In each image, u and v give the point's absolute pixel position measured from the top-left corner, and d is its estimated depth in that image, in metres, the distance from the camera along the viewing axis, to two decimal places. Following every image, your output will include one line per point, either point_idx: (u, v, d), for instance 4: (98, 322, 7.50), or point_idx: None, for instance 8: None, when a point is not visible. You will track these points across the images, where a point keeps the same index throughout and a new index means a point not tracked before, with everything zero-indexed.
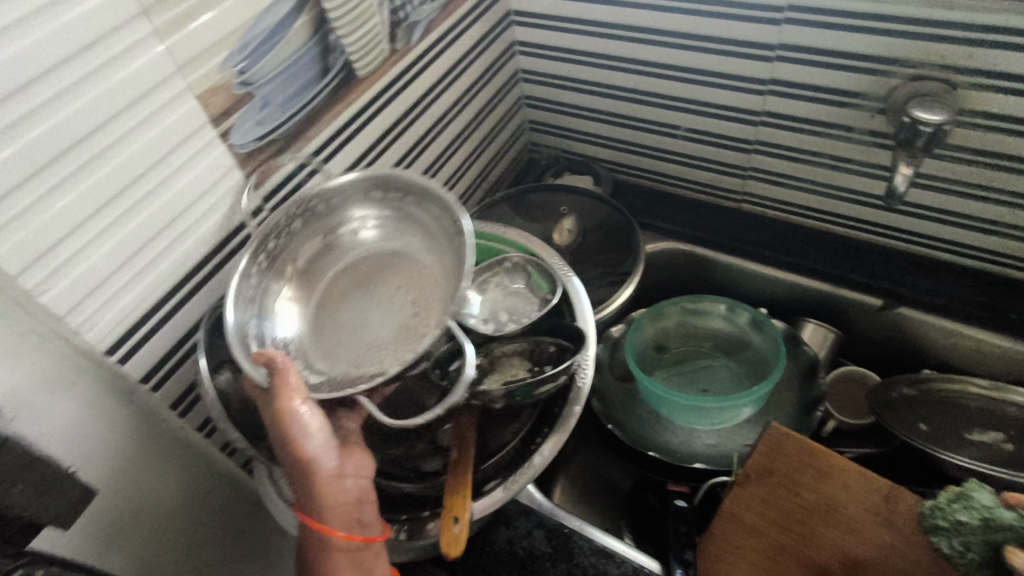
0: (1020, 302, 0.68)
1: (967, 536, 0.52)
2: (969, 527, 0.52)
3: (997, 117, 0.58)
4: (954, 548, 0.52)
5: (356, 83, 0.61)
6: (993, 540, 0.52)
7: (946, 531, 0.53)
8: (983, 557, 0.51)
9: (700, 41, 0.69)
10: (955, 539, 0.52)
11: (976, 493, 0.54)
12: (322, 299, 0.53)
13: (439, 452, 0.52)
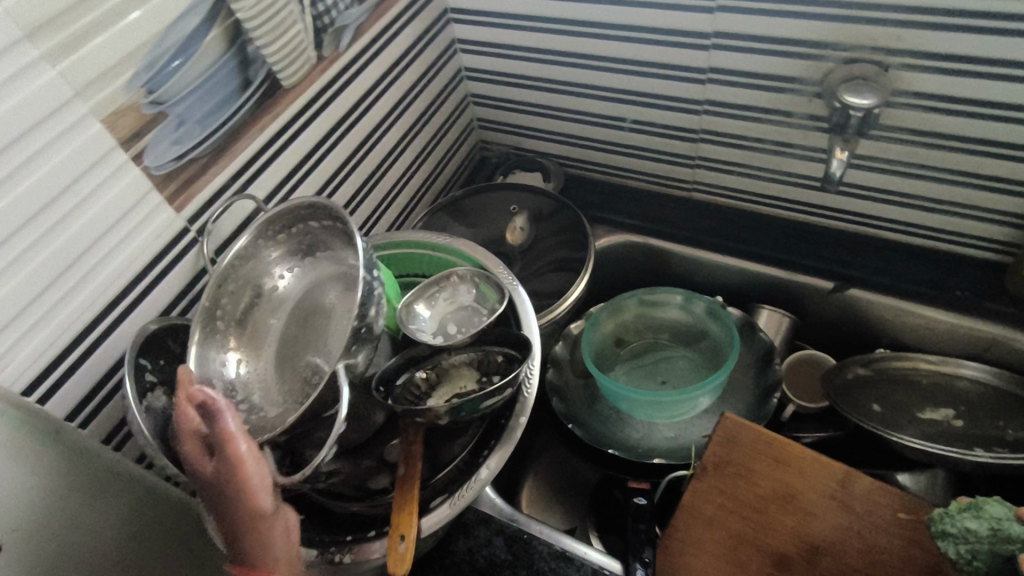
0: (966, 277, 0.69)
1: (975, 543, 0.45)
2: (978, 536, 0.44)
3: (929, 97, 0.58)
4: (961, 555, 0.45)
5: (283, 94, 0.59)
6: (1004, 552, 0.43)
7: (953, 538, 0.46)
8: (993, 567, 0.44)
9: (636, 32, 0.68)
10: (963, 546, 0.45)
11: (991, 503, 0.45)
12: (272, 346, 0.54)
13: (388, 469, 0.51)
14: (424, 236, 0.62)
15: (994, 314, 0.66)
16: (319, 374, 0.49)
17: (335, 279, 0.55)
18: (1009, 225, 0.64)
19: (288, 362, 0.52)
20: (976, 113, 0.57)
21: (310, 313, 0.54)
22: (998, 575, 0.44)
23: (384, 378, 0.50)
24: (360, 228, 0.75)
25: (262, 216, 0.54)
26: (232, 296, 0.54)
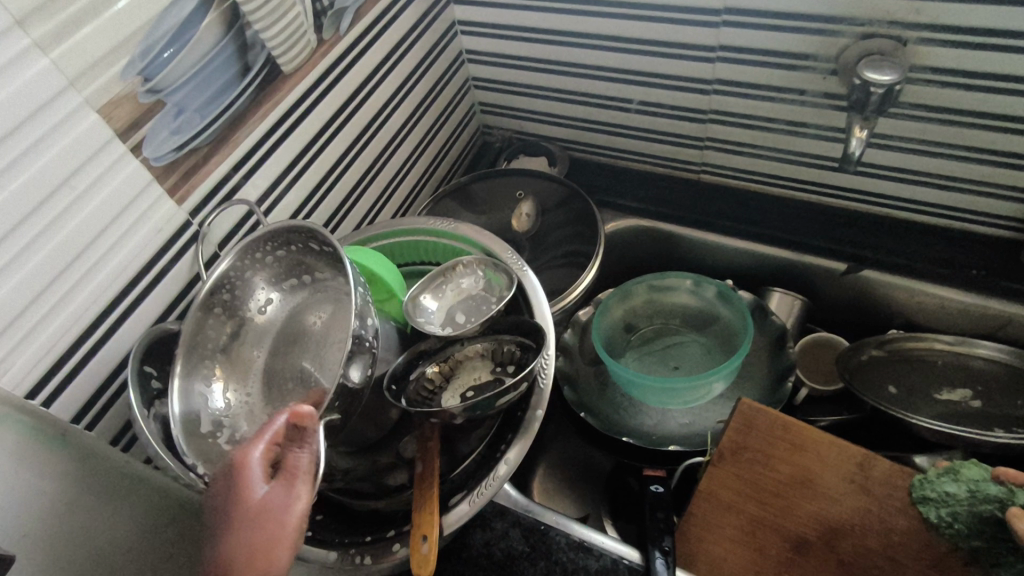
0: (981, 255, 0.68)
1: (954, 505, 0.52)
2: (957, 499, 0.52)
3: (948, 72, 0.57)
4: (939, 517, 0.53)
5: (284, 80, 0.57)
6: (983, 512, 0.51)
7: (934, 503, 0.53)
8: (971, 527, 0.51)
9: (644, 10, 0.66)
10: (943, 510, 0.53)
11: (966, 468, 0.53)
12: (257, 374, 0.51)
13: (405, 464, 0.50)
14: (431, 222, 0.59)
15: (1010, 292, 0.66)
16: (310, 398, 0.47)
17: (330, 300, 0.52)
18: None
19: (279, 386, 0.49)
20: (996, 88, 0.56)
21: (301, 337, 0.51)
22: (975, 533, 0.51)
23: (395, 377, 0.48)
24: (364, 217, 0.73)
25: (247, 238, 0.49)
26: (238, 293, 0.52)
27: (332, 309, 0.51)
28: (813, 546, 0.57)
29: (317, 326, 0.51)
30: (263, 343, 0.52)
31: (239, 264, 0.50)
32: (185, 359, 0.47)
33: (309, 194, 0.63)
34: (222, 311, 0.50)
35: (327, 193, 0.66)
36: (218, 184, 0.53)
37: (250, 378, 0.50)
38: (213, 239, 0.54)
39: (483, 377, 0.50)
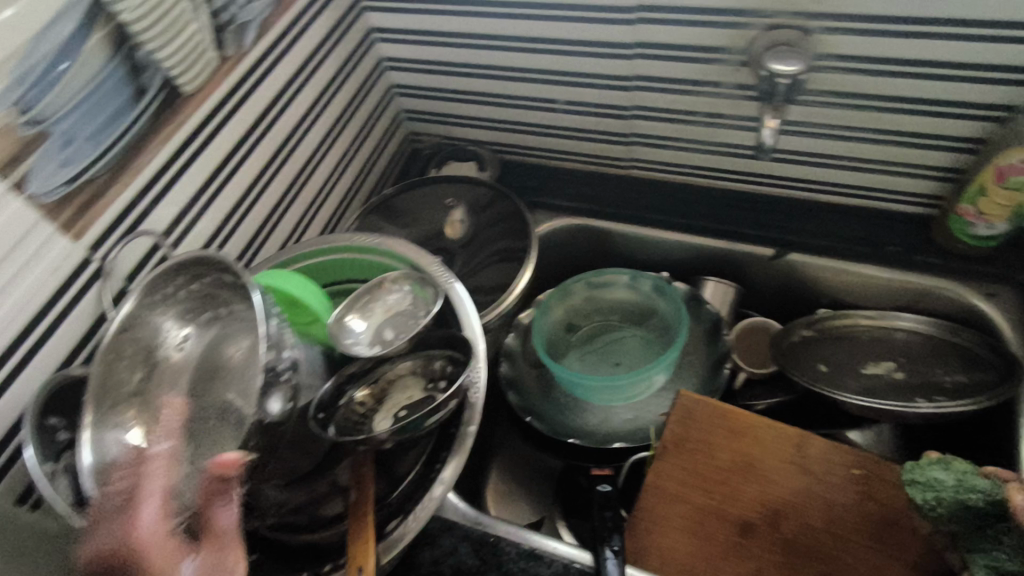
0: (896, 232, 0.71)
1: (941, 491, 0.46)
2: (944, 484, 0.46)
3: (851, 59, 0.58)
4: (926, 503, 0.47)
5: (186, 100, 0.54)
6: (969, 501, 0.46)
7: (919, 486, 0.47)
8: (952, 514, 0.46)
9: (559, 10, 0.66)
10: (928, 494, 0.47)
11: (953, 458, 0.48)
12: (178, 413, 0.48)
13: (341, 491, 0.48)
14: (355, 238, 0.57)
15: (925, 266, 0.69)
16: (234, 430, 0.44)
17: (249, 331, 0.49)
18: (932, 179, 0.66)
19: (200, 424, 0.46)
20: (895, 72, 0.58)
21: (222, 370, 0.48)
22: (953, 520, 0.46)
23: (321, 404, 0.46)
24: (289, 237, 0.70)
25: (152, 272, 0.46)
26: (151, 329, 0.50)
27: (250, 341, 0.48)
28: (758, 531, 0.57)
29: (237, 359, 0.48)
30: (181, 380, 0.49)
31: (147, 302, 0.48)
32: (96, 407, 0.44)
33: (224, 218, 0.60)
34: (130, 355, 0.47)
35: (245, 215, 0.63)
36: (120, 216, 0.50)
37: (170, 418, 0.47)
38: (119, 274, 0.51)
39: (415, 395, 0.49)
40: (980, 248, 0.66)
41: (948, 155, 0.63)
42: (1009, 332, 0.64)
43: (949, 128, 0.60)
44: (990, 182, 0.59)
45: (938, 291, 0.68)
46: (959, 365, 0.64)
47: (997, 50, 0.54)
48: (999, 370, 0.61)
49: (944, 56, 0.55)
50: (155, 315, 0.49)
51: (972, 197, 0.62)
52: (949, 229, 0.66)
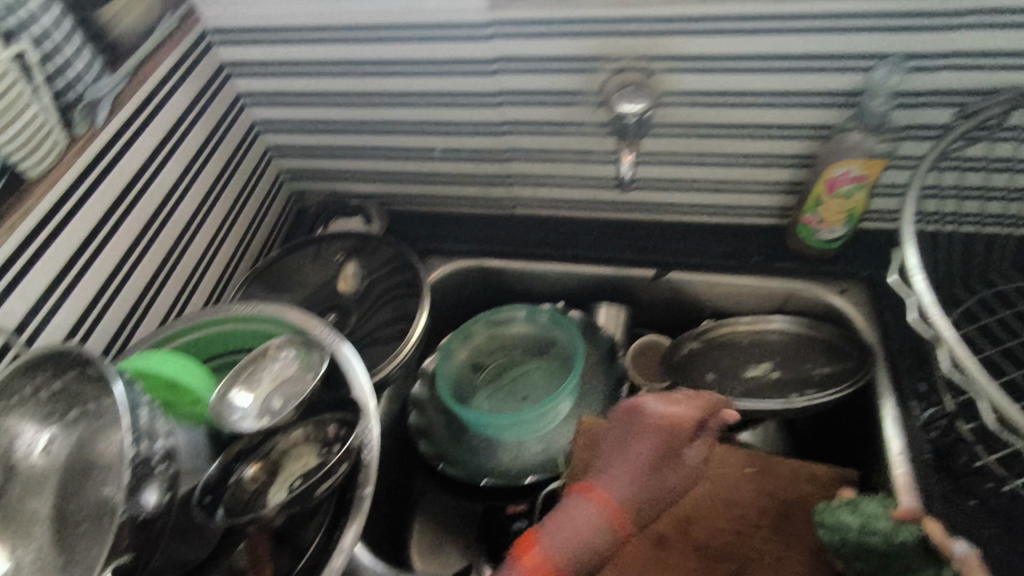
0: (757, 243, 0.78)
1: (846, 532, 0.52)
2: (849, 526, 0.52)
3: (690, 94, 0.65)
4: (836, 543, 0.52)
5: (35, 185, 0.52)
6: (868, 542, 0.50)
7: (830, 528, 0.53)
8: (859, 554, 0.51)
9: (424, 66, 0.69)
10: (837, 535, 0.52)
11: (866, 502, 0.53)
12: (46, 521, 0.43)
13: None
14: (236, 308, 0.55)
15: (785, 271, 0.75)
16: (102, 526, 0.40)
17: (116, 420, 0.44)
18: (777, 193, 0.73)
19: (71, 528, 0.42)
20: (728, 102, 0.65)
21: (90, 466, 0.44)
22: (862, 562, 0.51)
23: (206, 489, 0.44)
24: (168, 313, 0.67)
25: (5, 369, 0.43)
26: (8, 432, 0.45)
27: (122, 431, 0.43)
28: (671, 540, 0.60)
29: (110, 454, 0.43)
30: (45, 490, 0.44)
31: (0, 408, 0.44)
32: None
33: (90, 302, 0.57)
34: None
35: (113, 296, 0.60)
36: None
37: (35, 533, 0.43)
38: None
39: (310, 463, 0.47)
40: (827, 250, 0.74)
41: (786, 171, 0.70)
42: (861, 322, 0.71)
43: (782, 147, 0.68)
44: (824, 193, 0.67)
45: (798, 293, 0.75)
46: (825, 357, 0.71)
47: (806, 78, 0.61)
48: (857, 357, 0.68)
49: (765, 86, 0.63)
50: (10, 421, 0.45)
51: (812, 207, 0.69)
52: (798, 236, 0.74)
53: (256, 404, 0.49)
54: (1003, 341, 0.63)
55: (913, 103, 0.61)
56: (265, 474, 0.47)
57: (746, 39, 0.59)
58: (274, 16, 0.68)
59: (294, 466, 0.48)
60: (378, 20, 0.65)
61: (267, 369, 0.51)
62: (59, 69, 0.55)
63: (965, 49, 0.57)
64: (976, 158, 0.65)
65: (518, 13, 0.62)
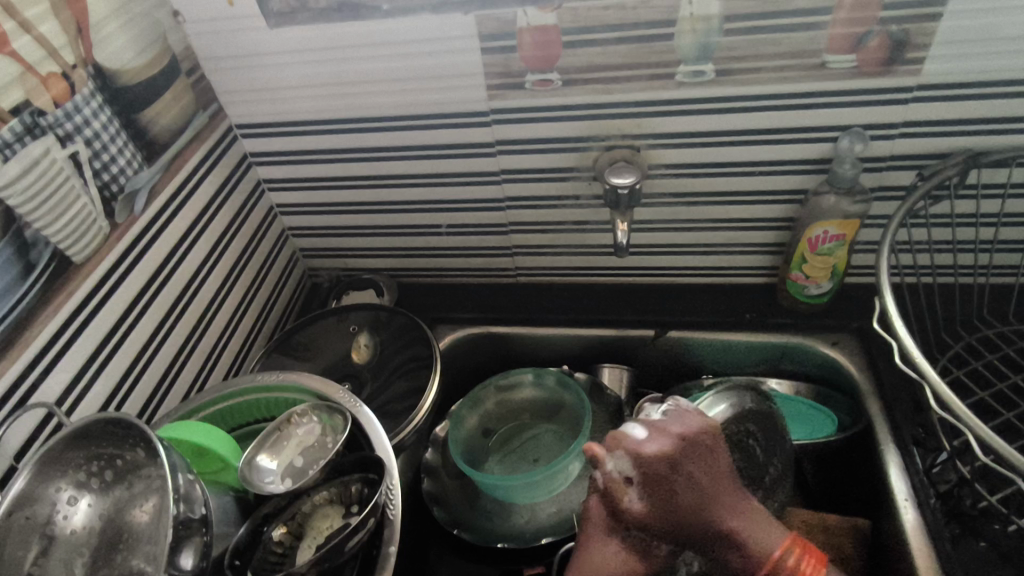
0: (750, 302, 0.82)
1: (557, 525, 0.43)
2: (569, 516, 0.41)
3: (675, 166, 0.72)
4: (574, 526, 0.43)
5: (76, 270, 0.56)
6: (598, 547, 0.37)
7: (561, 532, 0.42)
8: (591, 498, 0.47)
9: (431, 151, 0.76)
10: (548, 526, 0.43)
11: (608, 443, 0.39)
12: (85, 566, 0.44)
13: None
14: (259, 377, 0.60)
15: (778, 326, 0.79)
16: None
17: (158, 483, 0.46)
18: (764, 254, 0.79)
19: (110, 556, 0.44)
20: (710, 172, 0.71)
21: (126, 534, 0.45)
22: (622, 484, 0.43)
23: (238, 550, 0.47)
24: (193, 384, 0.70)
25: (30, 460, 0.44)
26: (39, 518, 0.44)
27: (158, 497, 0.46)
28: None
29: (144, 519, 0.45)
30: (83, 552, 0.44)
31: (41, 476, 0.45)
32: None
33: (118, 379, 0.60)
34: (20, 538, 0.43)
35: (142, 369, 0.63)
36: (11, 388, 0.50)
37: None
38: (8, 451, 0.49)
39: (335, 523, 0.50)
40: (816, 305, 0.78)
41: (770, 232, 0.76)
42: (855, 372, 0.74)
43: (764, 211, 0.74)
44: (807, 252, 0.73)
45: (795, 346, 0.78)
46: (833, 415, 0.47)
47: (780, 148, 0.68)
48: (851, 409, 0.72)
49: (744, 157, 0.69)
50: (46, 489, 0.45)
51: (798, 265, 0.74)
52: (788, 293, 0.78)
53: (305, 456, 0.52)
54: (991, 383, 0.67)
55: (876, 167, 0.68)
56: (310, 525, 0.50)
57: (723, 117, 0.66)
58: (293, 112, 0.75)
59: (327, 515, 0.51)
60: (389, 112, 0.73)
61: (307, 421, 0.55)
62: (103, 164, 0.58)
63: (919, 119, 0.63)
64: (944, 215, 0.70)
65: (516, 101, 0.69)
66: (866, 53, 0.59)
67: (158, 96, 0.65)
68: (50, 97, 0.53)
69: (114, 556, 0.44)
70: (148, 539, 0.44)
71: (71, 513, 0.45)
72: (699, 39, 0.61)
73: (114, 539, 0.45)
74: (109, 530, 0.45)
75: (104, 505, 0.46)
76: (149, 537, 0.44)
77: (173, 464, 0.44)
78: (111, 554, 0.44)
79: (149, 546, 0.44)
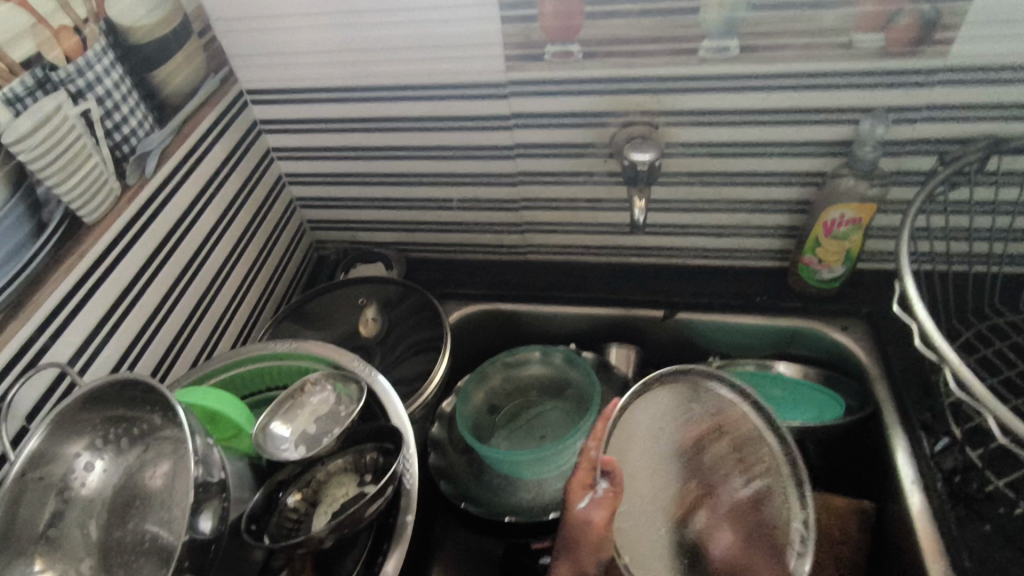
0: (760, 285, 0.82)
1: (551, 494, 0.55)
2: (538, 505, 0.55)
3: (693, 145, 0.71)
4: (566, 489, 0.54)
5: (87, 231, 0.54)
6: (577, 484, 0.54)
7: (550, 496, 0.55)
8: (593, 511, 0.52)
9: (446, 122, 0.74)
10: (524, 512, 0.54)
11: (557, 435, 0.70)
12: (100, 527, 0.44)
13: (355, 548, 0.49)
14: (272, 346, 0.59)
15: (788, 309, 0.79)
16: (162, 543, 0.42)
17: (173, 448, 0.46)
18: (777, 236, 0.79)
19: (123, 519, 0.44)
20: (728, 152, 0.71)
21: (140, 496, 0.45)
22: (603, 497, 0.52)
23: (253, 516, 0.47)
24: (200, 353, 0.70)
25: (45, 420, 0.43)
26: (53, 480, 0.44)
27: (174, 461, 0.45)
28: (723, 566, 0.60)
29: (157, 483, 0.45)
30: (95, 515, 0.44)
31: (54, 437, 0.44)
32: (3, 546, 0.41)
33: (128, 344, 0.59)
34: (34, 498, 0.43)
35: (151, 335, 0.62)
36: (21, 349, 0.49)
37: (84, 557, 0.43)
38: (19, 412, 0.49)
39: (351, 490, 0.50)
40: (827, 289, 0.78)
41: (785, 215, 0.76)
42: (865, 357, 0.74)
43: (779, 193, 0.74)
44: (821, 235, 0.72)
45: (805, 329, 0.78)
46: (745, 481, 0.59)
47: (801, 129, 0.67)
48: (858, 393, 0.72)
49: (764, 137, 0.68)
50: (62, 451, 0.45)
51: (812, 248, 0.74)
52: (800, 277, 0.78)
53: (319, 424, 0.52)
54: (1001, 370, 0.67)
55: (896, 151, 0.67)
56: (326, 493, 0.50)
57: (745, 95, 0.65)
58: (306, 78, 0.74)
59: (342, 483, 0.50)
60: (404, 81, 0.71)
61: (321, 391, 0.55)
62: (115, 124, 0.57)
63: (944, 103, 0.62)
64: (960, 201, 0.70)
65: (535, 73, 0.67)
66: (895, 32, 0.59)
67: (169, 57, 0.64)
68: (62, 52, 0.52)
69: (128, 518, 0.44)
70: (163, 503, 0.44)
71: (86, 475, 0.45)
72: (725, 14, 0.60)
73: (130, 501, 0.45)
74: (123, 493, 0.45)
75: (119, 467, 0.46)
76: (164, 500, 0.44)
77: (193, 427, 0.44)
78: (124, 517, 0.44)
79: (164, 510, 0.43)
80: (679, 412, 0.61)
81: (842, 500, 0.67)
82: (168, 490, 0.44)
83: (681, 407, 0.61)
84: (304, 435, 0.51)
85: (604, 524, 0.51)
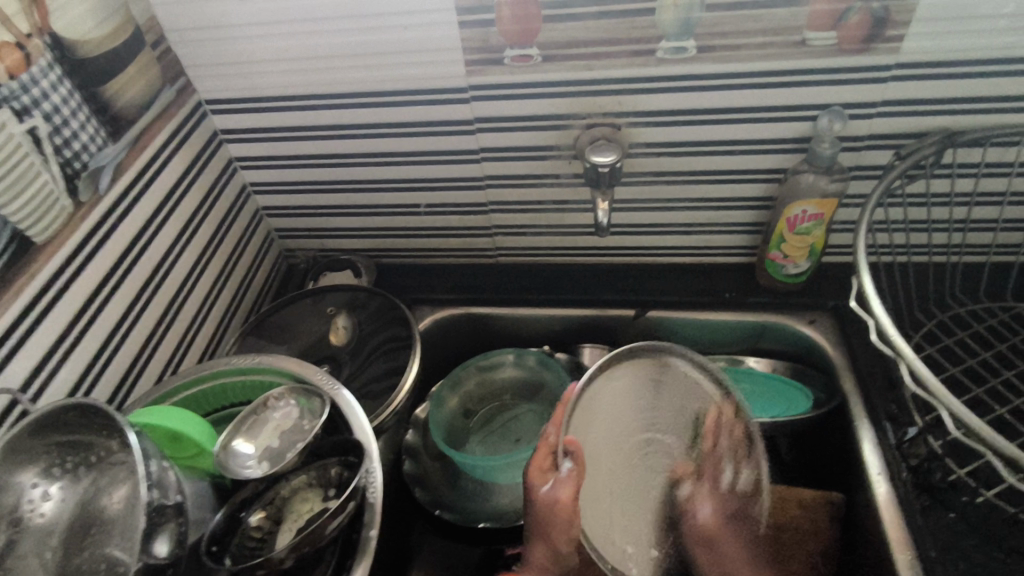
0: (729, 281, 0.83)
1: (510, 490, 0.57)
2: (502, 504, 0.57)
3: (655, 145, 0.71)
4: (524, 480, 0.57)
5: (37, 251, 0.53)
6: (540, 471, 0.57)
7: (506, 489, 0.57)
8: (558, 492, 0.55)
9: (409, 128, 0.74)
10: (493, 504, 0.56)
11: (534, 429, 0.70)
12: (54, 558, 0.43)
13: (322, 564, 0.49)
14: (235, 360, 0.59)
15: (756, 304, 0.80)
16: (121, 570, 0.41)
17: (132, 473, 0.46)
18: (743, 232, 0.79)
19: (78, 548, 0.43)
20: (690, 151, 0.71)
21: (97, 524, 0.44)
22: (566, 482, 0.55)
23: (215, 537, 0.46)
24: (165, 369, 0.68)
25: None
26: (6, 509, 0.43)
27: (132, 486, 0.45)
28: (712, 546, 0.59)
29: (117, 508, 0.44)
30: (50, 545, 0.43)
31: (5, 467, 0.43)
32: None
33: (86, 364, 0.58)
34: None
35: (111, 353, 0.61)
36: None
37: None
38: None
39: (315, 506, 0.49)
40: (793, 284, 0.79)
41: (750, 211, 0.76)
42: (832, 349, 0.75)
43: (743, 190, 0.74)
44: (785, 231, 0.73)
45: (772, 324, 0.79)
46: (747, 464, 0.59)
47: (760, 127, 0.68)
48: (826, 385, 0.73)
49: (724, 135, 0.69)
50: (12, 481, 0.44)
51: (777, 244, 0.75)
52: (766, 272, 0.79)
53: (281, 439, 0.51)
54: (962, 359, 0.68)
55: (855, 146, 0.68)
56: (291, 510, 0.50)
57: (705, 94, 0.66)
58: (264, 87, 0.73)
59: (307, 499, 0.50)
60: (364, 87, 0.71)
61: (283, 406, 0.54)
62: (64, 140, 0.56)
63: (898, 98, 0.63)
64: (919, 194, 0.71)
65: (495, 77, 0.67)
66: (848, 29, 0.59)
67: (121, 69, 0.62)
68: (4, 68, 0.51)
69: (84, 547, 0.43)
70: (123, 529, 0.43)
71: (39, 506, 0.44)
72: (680, 16, 0.60)
73: (86, 529, 0.44)
74: (78, 522, 0.44)
75: (75, 495, 0.45)
76: (124, 526, 0.44)
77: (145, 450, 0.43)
78: (80, 546, 0.43)
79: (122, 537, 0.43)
80: (653, 397, 0.60)
81: (811, 492, 0.69)
82: (127, 515, 0.44)
83: (657, 392, 0.60)
84: (267, 451, 0.51)
85: (567, 500, 0.54)
